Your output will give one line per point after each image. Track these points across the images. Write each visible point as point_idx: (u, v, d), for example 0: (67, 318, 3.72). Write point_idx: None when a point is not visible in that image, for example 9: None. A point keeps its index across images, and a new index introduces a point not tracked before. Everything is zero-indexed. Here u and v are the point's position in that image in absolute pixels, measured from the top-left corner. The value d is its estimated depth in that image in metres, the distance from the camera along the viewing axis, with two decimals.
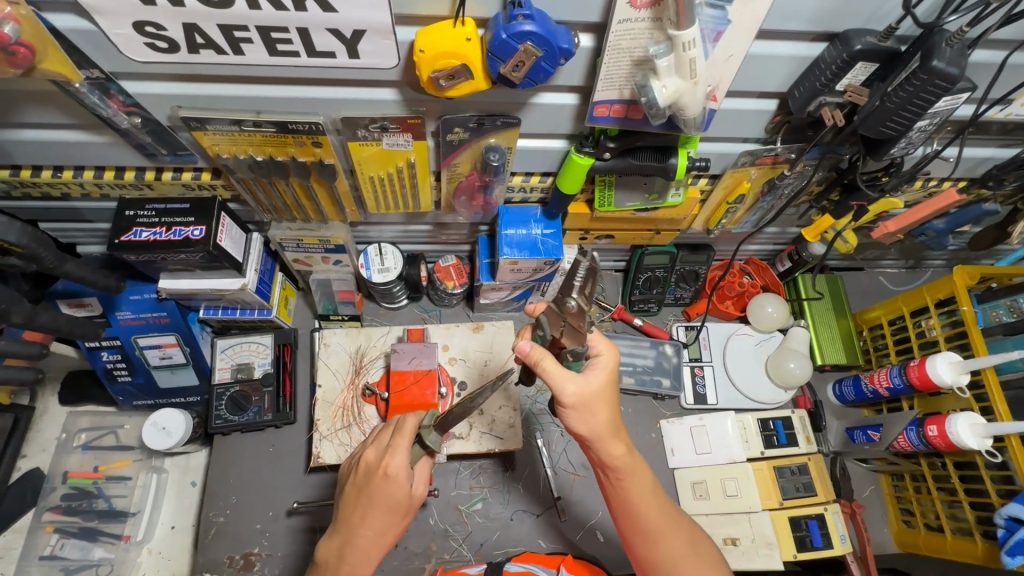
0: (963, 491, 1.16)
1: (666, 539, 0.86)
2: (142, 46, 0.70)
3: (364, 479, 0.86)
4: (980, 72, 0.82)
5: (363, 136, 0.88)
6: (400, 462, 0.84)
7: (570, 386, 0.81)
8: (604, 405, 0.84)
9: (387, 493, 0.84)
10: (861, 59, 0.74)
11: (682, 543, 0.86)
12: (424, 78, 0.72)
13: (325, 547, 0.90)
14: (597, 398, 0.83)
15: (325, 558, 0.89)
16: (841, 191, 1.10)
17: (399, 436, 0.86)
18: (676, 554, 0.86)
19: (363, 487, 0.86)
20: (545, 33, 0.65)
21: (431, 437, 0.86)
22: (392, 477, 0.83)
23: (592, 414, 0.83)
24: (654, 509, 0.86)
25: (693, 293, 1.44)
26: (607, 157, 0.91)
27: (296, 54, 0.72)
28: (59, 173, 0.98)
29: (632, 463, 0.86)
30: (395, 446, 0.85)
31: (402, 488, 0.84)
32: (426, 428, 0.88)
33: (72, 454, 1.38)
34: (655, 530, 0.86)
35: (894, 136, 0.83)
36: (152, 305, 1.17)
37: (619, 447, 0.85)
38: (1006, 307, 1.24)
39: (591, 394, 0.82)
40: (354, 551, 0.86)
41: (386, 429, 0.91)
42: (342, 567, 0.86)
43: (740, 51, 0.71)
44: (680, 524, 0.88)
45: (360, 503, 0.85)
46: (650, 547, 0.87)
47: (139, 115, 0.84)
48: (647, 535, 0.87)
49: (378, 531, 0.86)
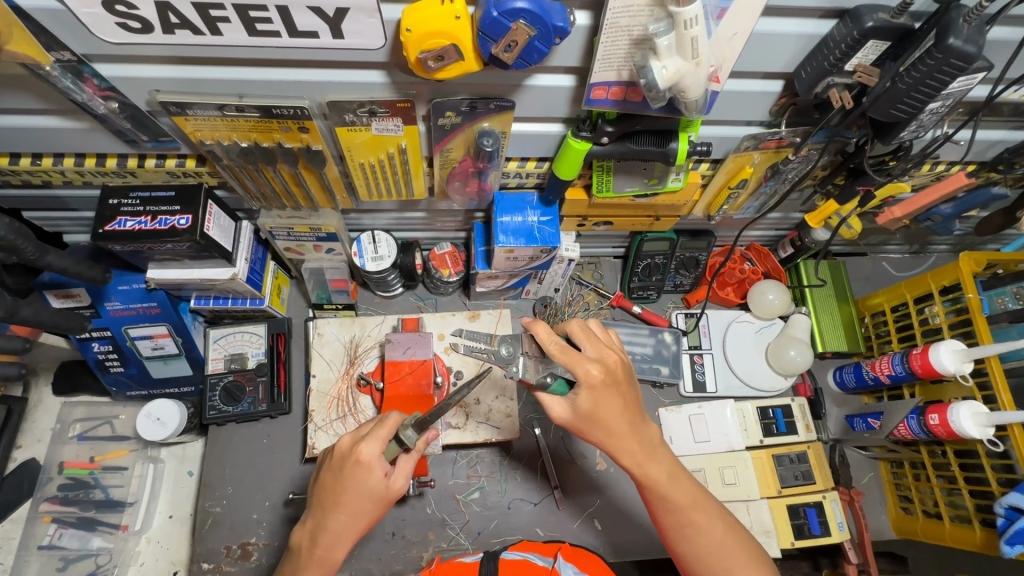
0: (963, 478, 1.15)
1: (696, 535, 0.86)
2: (114, 26, 0.67)
3: (339, 463, 0.84)
4: (999, 50, 0.78)
5: (351, 121, 0.85)
6: (372, 448, 0.82)
7: (558, 407, 0.82)
8: (612, 412, 0.81)
9: (359, 479, 0.81)
10: (873, 37, 0.70)
11: (716, 535, 0.86)
12: (412, 59, 0.68)
13: (298, 533, 0.89)
14: (601, 407, 0.80)
15: (297, 544, 0.88)
16: (846, 175, 1.07)
17: (378, 427, 0.84)
18: (706, 547, 0.86)
19: (338, 473, 0.83)
20: (538, 10, 0.62)
21: (405, 433, 0.83)
22: (366, 462, 0.81)
23: (595, 426, 0.82)
24: (678, 509, 0.85)
25: (693, 280, 1.42)
26: (605, 142, 0.87)
27: (277, 34, 0.69)
28: (38, 161, 0.95)
29: (649, 467, 0.85)
30: (371, 433, 0.83)
31: (374, 475, 0.82)
32: (404, 425, 0.85)
33: (68, 444, 1.37)
34: (690, 527, 0.86)
35: (905, 119, 0.79)
36: (142, 295, 1.15)
37: (634, 446, 0.84)
38: (1012, 295, 1.20)
39: (584, 414, 0.81)
40: (327, 534, 0.84)
41: (370, 421, 0.89)
42: (315, 551, 0.85)
43: (745, 29, 0.68)
44: (708, 519, 0.86)
45: (333, 490, 0.83)
46: (692, 541, 0.86)
47: (116, 99, 0.80)
48: (676, 535, 0.87)
49: (349, 518, 0.83)
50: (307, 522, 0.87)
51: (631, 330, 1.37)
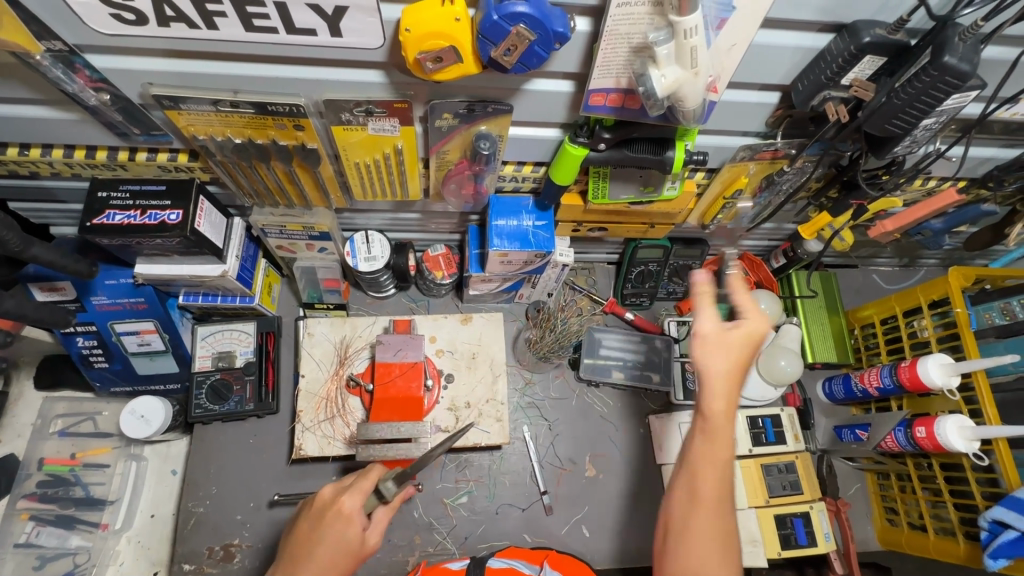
0: (948, 492, 1.16)
1: (715, 511, 0.72)
2: (108, 16, 0.66)
3: (317, 514, 0.83)
4: (992, 69, 0.79)
5: (347, 120, 0.84)
6: (353, 501, 0.83)
7: (706, 322, 0.76)
8: (722, 355, 0.75)
9: (337, 532, 0.81)
10: (869, 53, 0.70)
11: (721, 526, 0.72)
12: (411, 60, 0.68)
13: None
14: (726, 344, 0.75)
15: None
16: (840, 188, 1.07)
17: (361, 478, 0.85)
18: (706, 526, 0.72)
19: (315, 524, 0.82)
20: (539, 15, 0.62)
21: (387, 484, 0.84)
22: (347, 513, 0.82)
23: (710, 355, 0.75)
24: (697, 481, 0.73)
25: (686, 288, 1.42)
26: (602, 148, 0.88)
27: (274, 30, 0.68)
28: (26, 151, 0.93)
29: (719, 428, 0.74)
30: (353, 485, 0.85)
31: (352, 529, 0.81)
32: (384, 477, 0.87)
33: (49, 440, 1.34)
34: (697, 505, 0.73)
35: (899, 134, 0.80)
36: (129, 290, 1.13)
37: (722, 400, 0.74)
38: (999, 310, 1.21)
39: (703, 336, 0.75)
40: None
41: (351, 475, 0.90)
42: None
43: (744, 40, 0.68)
44: (719, 517, 0.72)
45: (307, 542, 0.81)
46: (689, 525, 0.73)
47: (108, 91, 0.79)
48: (678, 507, 0.75)
49: (321, 574, 0.80)
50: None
51: (623, 338, 1.37)
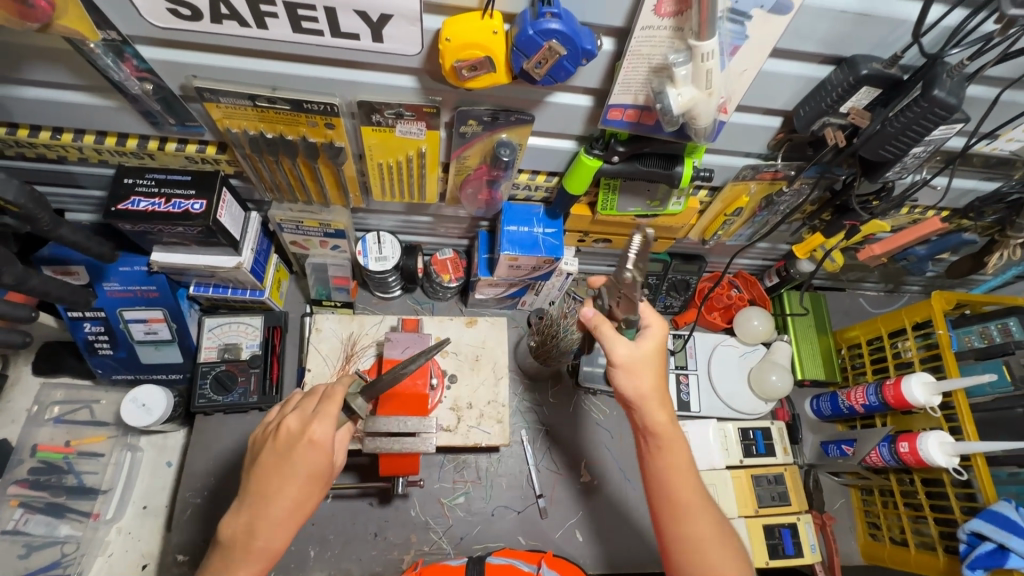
0: (928, 507, 1.21)
1: (698, 521, 0.80)
2: (164, 11, 0.70)
3: (286, 444, 0.81)
4: (975, 106, 0.87)
5: (376, 122, 0.88)
6: (325, 428, 0.81)
7: (620, 348, 0.84)
8: (651, 369, 0.84)
9: (311, 460, 0.80)
10: (866, 84, 0.77)
11: (709, 529, 0.80)
12: (447, 67, 0.73)
13: (230, 525, 0.80)
14: (645, 360, 0.85)
15: (231, 536, 0.79)
16: (833, 212, 1.14)
17: (328, 403, 0.83)
18: (701, 537, 0.80)
19: (285, 455, 0.80)
20: (571, 33, 0.67)
21: (357, 401, 0.87)
22: (319, 442, 0.81)
23: (634, 378, 0.84)
24: (684, 487, 0.82)
25: (683, 302, 1.48)
26: (616, 161, 0.93)
27: (320, 33, 0.73)
28: (58, 136, 0.96)
29: (668, 435, 0.83)
30: (322, 412, 0.82)
31: (326, 455, 0.81)
32: (353, 395, 0.91)
33: (43, 427, 1.32)
34: (686, 511, 0.81)
35: (891, 160, 0.87)
36: (141, 278, 1.15)
37: (661, 411, 0.84)
38: (978, 333, 1.27)
39: (625, 360, 0.84)
40: (268, 523, 0.78)
41: (305, 397, 0.87)
42: (251, 544, 0.78)
43: (754, 66, 0.74)
44: (707, 510, 0.81)
45: (279, 472, 0.80)
46: (684, 526, 0.81)
47: (151, 81, 0.82)
48: (665, 514, 0.82)
49: (292, 501, 0.80)
50: (241, 512, 0.80)
51: None
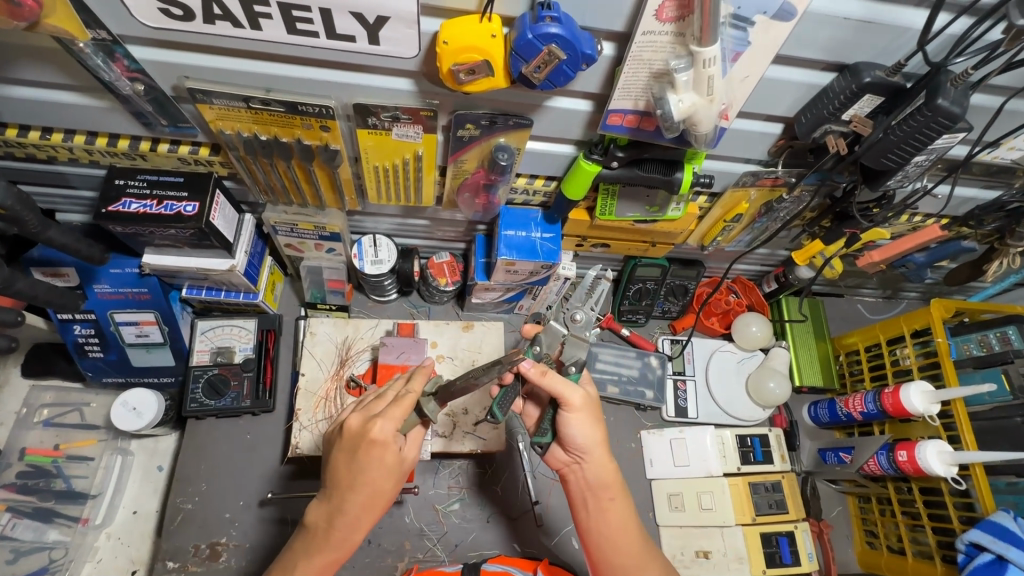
0: (927, 516, 1.20)
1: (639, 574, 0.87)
2: (156, 10, 0.68)
3: (352, 444, 0.80)
4: (978, 115, 0.86)
5: (372, 125, 0.87)
6: (386, 427, 0.79)
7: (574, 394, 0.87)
8: (597, 425, 0.89)
9: (377, 459, 0.78)
10: (869, 91, 0.76)
11: None
12: (444, 70, 0.71)
13: (314, 512, 0.84)
14: (593, 412, 0.89)
15: (315, 523, 0.83)
16: (833, 219, 1.13)
17: (394, 406, 0.80)
18: None
19: (351, 454, 0.79)
20: (571, 38, 0.66)
21: (428, 406, 0.82)
22: (382, 441, 0.78)
23: (580, 431, 0.88)
24: (628, 544, 0.88)
25: (681, 307, 1.46)
26: (615, 166, 0.92)
27: (315, 35, 0.72)
28: (48, 136, 0.94)
29: (608, 490, 0.89)
30: (386, 412, 0.80)
31: (392, 451, 0.79)
32: (426, 397, 0.84)
33: (32, 430, 1.30)
34: (630, 563, 0.87)
35: (893, 168, 0.86)
36: (133, 280, 1.14)
37: (604, 465, 0.90)
38: (976, 342, 1.27)
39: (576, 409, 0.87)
40: (345, 518, 0.80)
41: (377, 397, 0.85)
42: (332, 534, 0.81)
43: (756, 72, 0.73)
44: (650, 562, 0.88)
45: (349, 471, 0.79)
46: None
47: (142, 82, 0.80)
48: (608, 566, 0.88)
49: (367, 499, 0.80)
50: (322, 503, 0.82)
51: (618, 352, 1.41)
